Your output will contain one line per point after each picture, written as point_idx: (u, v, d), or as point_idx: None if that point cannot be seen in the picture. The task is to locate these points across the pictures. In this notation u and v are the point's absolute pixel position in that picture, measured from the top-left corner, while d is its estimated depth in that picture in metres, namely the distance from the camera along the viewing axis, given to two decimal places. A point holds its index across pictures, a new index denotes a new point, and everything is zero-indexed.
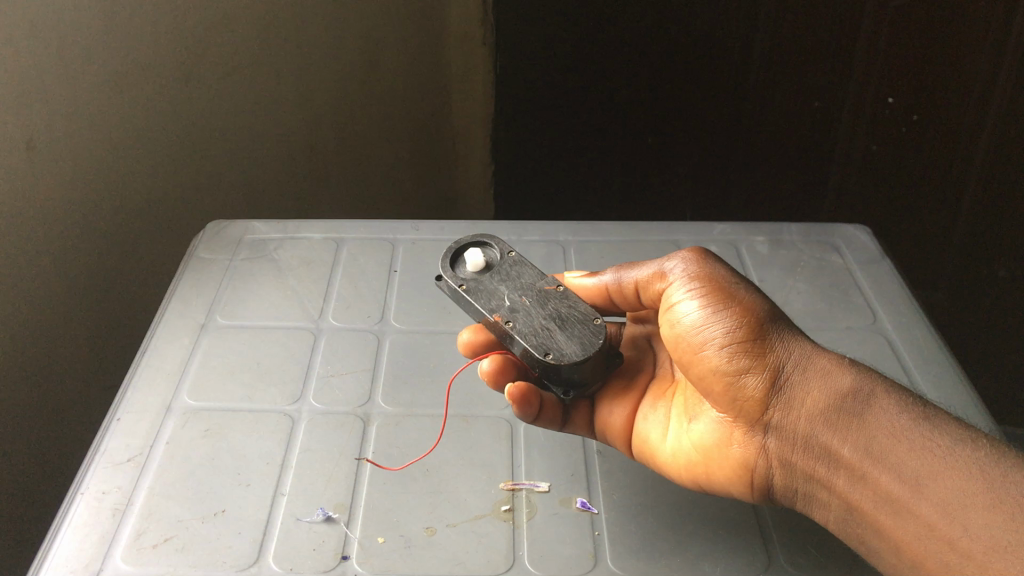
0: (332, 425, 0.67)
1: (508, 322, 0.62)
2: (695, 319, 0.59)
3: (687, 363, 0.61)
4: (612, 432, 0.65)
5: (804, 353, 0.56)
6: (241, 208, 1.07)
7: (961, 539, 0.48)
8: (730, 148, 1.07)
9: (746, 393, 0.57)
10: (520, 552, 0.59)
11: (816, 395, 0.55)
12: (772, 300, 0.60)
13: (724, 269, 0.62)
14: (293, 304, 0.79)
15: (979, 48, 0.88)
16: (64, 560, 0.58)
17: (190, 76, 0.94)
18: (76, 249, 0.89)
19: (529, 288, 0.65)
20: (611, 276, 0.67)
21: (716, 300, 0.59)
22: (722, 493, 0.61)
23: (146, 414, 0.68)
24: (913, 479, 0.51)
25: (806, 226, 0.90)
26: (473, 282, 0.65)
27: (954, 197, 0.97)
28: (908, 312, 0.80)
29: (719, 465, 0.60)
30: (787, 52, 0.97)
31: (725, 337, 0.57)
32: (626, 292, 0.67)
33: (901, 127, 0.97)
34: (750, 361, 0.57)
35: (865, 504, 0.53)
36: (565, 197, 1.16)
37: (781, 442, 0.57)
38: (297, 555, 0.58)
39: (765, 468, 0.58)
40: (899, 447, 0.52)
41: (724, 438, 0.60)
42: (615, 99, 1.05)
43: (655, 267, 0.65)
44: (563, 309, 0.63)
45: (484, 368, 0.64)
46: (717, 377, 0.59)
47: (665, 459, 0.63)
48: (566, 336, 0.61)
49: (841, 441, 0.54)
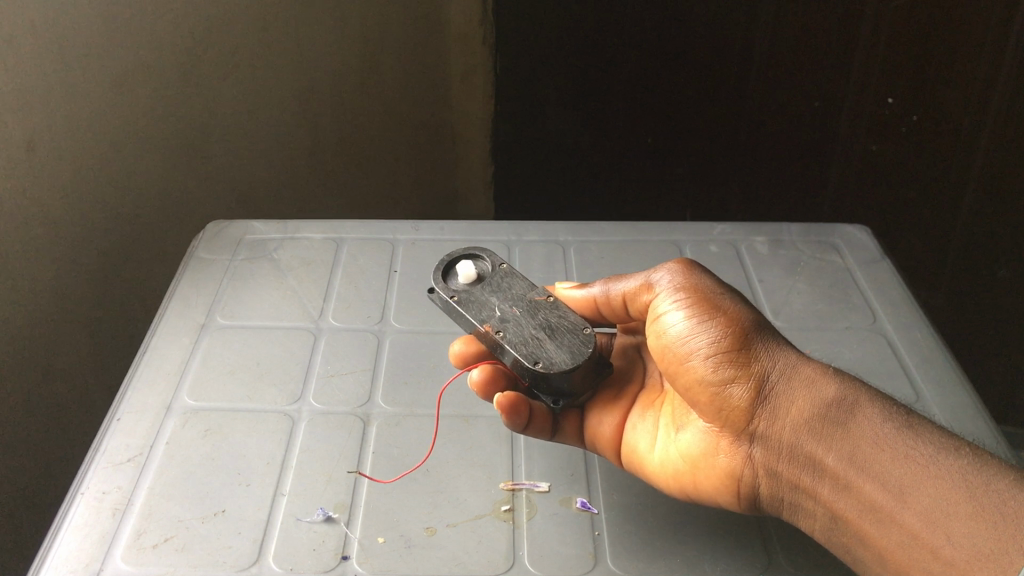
0: (333, 425, 0.67)
1: (499, 332, 0.62)
2: (681, 329, 0.59)
3: (673, 373, 0.61)
4: (600, 441, 0.65)
5: (789, 362, 0.57)
6: (244, 207, 1.07)
7: (945, 548, 0.49)
8: (730, 149, 1.08)
9: (732, 402, 0.57)
10: (520, 552, 0.59)
11: (801, 404, 0.55)
12: (758, 310, 0.60)
13: (710, 280, 0.62)
14: (293, 305, 0.79)
15: (980, 50, 0.89)
16: (64, 560, 0.58)
17: (190, 77, 0.95)
18: (77, 249, 0.89)
19: (519, 298, 0.65)
20: (600, 288, 0.67)
21: (701, 310, 0.59)
22: (710, 503, 0.61)
23: (146, 414, 0.68)
24: (896, 488, 0.51)
25: (805, 226, 0.90)
26: (464, 293, 0.65)
27: (954, 198, 0.98)
28: (908, 311, 0.80)
29: (706, 474, 0.59)
30: (788, 51, 0.98)
31: (710, 347, 0.58)
32: (614, 304, 0.67)
33: (901, 128, 0.97)
34: (735, 371, 0.57)
35: (850, 513, 0.53)
36: (566, 196, 1.16)
37: (766, 451, 0.57)
38: (297, 555, 0.58)
39: (751, 478, 0.58)
40: (882, 456, 0.52)
41: (711, 446, 0.60)
42: (614, 100, 1.05)
43: (642, 279, 0.64)
44: (553, 319, 0.63)
45: (473, 379, 0.64)
46: (703, 387, 0.58)
47: (653, 469, 0.62)
48: (556, 344, 0.61)
49: (826, 449, 0.54)
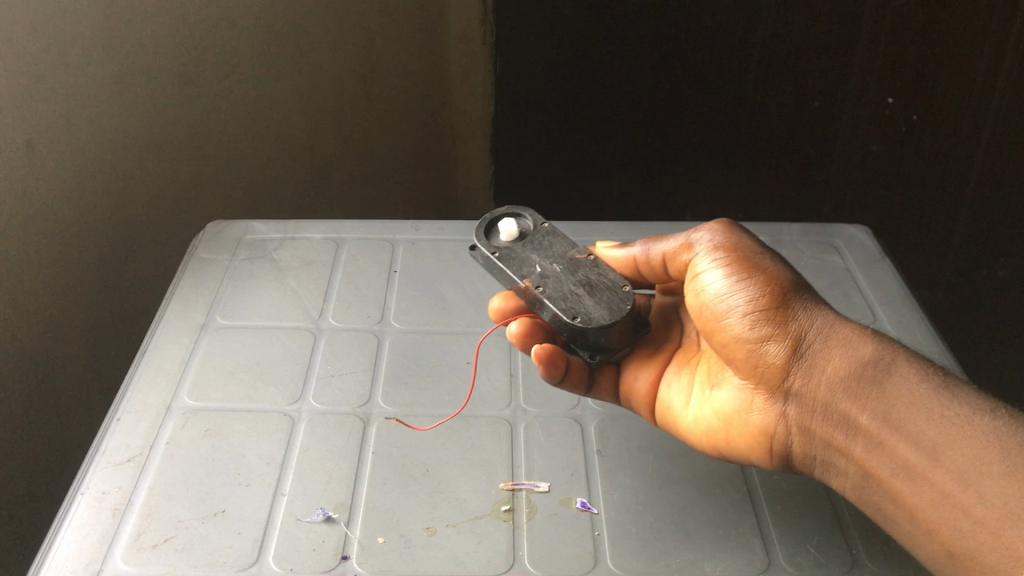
0: (332, 426, 0.67)
1: (539, 288, 0.63)
2: (719, 288, 0.61)
3: (711, 331, 0.63)
4: (635, 398, 0.68)
5: (826, 323, 0.59)
6: (242, 209, 1.07)
7: (975, 507, 0.50)
8: (730, 149, 1.08)
9: (768, 359, 0.60)
10: (520, 552, 0.59)
11: (837, 363, 0.57)
12: (795, 270, 0.62)
13: (750, 240, 0.64)
14: (293, 305, 0.79)
15: (980, 49, 0.88)
16: (63, 560, 0.58)
17: (190, 77, 0.95)
18: (77, 248, 0.89)
19: (560, 256, 0.66)
20: (640, 247, 0.68)
21: (740, 270, 0.61)
22: (741, 461, 0.64)
23: (146, 413, 0.68)
24: (930, 447, 0.52)
25: (805, 225, 0.90)
26: (506, 250, 0.67)
27: (954, 197, 0.98)
28: (907, 311, 0.80)
29: (739, 432, 0.62)
30: (787, 50, 0.98)
31: (748, 305, 0.60)
32: (654, 265, 0.68)
33: (899, 128, 0.98)
34: (772, 329, 0.59)
35: (881, 471, 0.55)
36: (565, 197, 1.15)
37: (801, 409, 0.59)
38: (297, 555, 0.58)
39: (784, 435, 0.60)
40: (917, 416, 0.54)
41: (745, 404, 0.63)
42: (611, 99, 1.05)
43: (683, 239, 0.66)
44: (593, 276, 0.64)
45: (513, 331, 0.66)
46: (739, 344, 0.61)
47: (686, 426, 0.65)
48: (595, 301, 0.62)
49: (860, 408, 0.56)
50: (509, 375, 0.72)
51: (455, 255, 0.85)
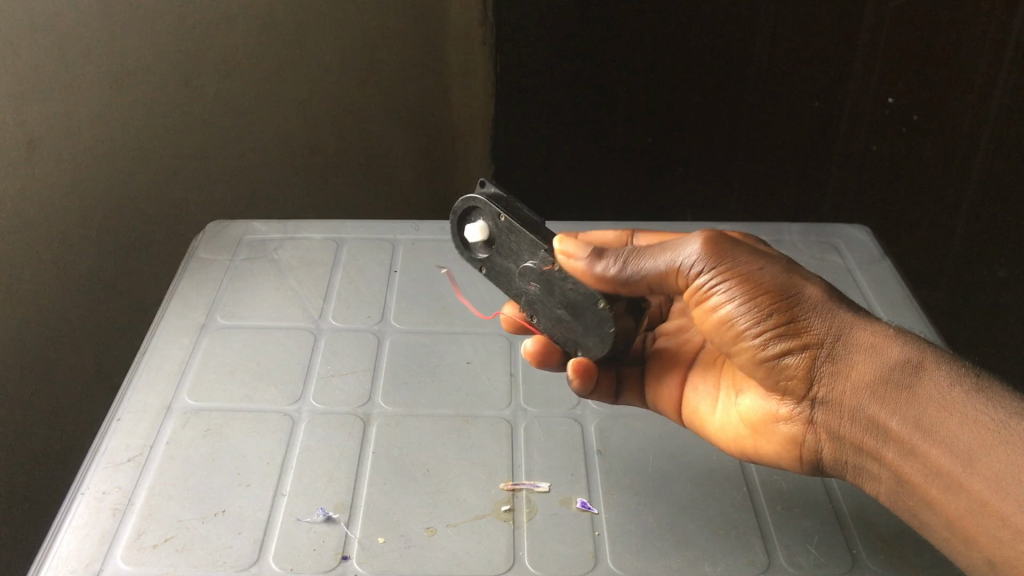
0: (333, 425, 0.67)
1: (534, 317, 0.65)
2: (725, 309, 0.58)
3: (723, 345, 0.61)
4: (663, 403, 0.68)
5: (846, 331, 0.56)
6: (241, 210, 1.07)
7: (1013, 515, 0.50)
8: (729, 146, 1.07)
9: (789, 373, 0.58)
10: (520, 552, 0.59)
11: (862, 370, 0.56)
12: (804, 273, 0.58)
13: (748, 247, 0.58)
14: (293, 304, 0.79)
15: (977, 46, 0.90)
16: (64, 560, 0.58)
17: (189, 76, 0.96)
18: (76, 246, 0.90)
19: (533, 270, 0.63)
20: (619, 268, 0.58)
21: (744, 292, 0.57)
22: (771, 464, 0.64)
23: (147, 413, 0.68)
24: (965, 453, 0.52)
25: (805, 226, 0.90)
26: (488, 265, 0.65)
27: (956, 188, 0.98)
28: (909, 311, 0.80)
29: (767, 440, 0.62)
30: (787, 46, 0.98)
31: (761, 325, 0.57)
32: (634, 286, 0.59)
33: (901, 128, 0.99)
34: (789, 344, 0.57)
35: (915, 477, 0.54)
36: (566, 199, 1.14)
37: (827, 416, 0.58)
38: (297, 556, 0.58)
39: (813, 442, 0.60)
40: (950, 420, 0.53)
41: (769, 413, 0.62)
42: (608, 100, 1.04)
43: (672, 262, 0.58)
44: (570, 294, 0.61)
45: (529, 348, 0.68)
46: (757, 361, 0.59)
47: (714, 430, 0.66)
48: (583, 328, 0.62)
49: (889, 415, 0.55)
50: (509, 375, 0.73)
51: (455, 255, 0.85)
